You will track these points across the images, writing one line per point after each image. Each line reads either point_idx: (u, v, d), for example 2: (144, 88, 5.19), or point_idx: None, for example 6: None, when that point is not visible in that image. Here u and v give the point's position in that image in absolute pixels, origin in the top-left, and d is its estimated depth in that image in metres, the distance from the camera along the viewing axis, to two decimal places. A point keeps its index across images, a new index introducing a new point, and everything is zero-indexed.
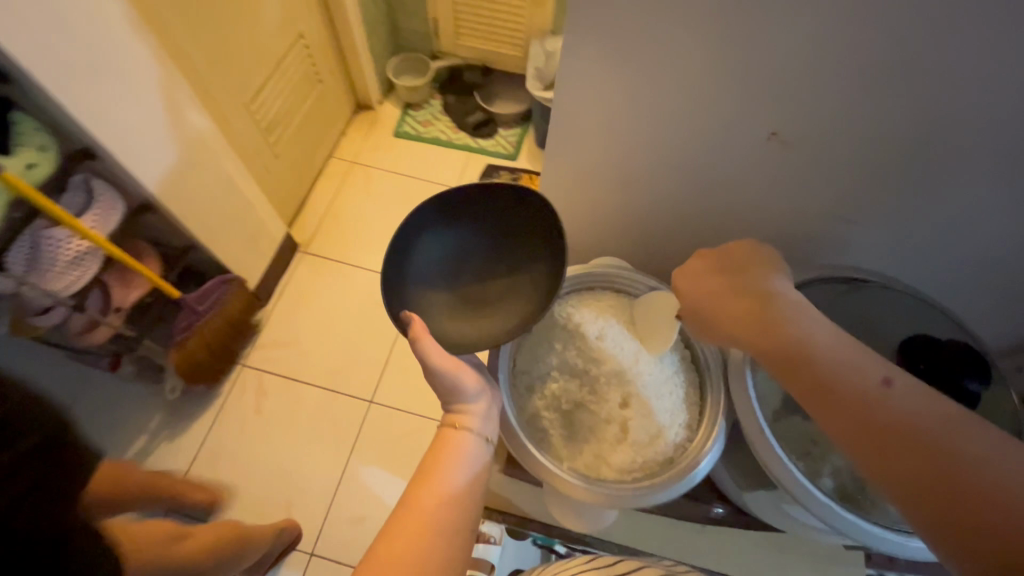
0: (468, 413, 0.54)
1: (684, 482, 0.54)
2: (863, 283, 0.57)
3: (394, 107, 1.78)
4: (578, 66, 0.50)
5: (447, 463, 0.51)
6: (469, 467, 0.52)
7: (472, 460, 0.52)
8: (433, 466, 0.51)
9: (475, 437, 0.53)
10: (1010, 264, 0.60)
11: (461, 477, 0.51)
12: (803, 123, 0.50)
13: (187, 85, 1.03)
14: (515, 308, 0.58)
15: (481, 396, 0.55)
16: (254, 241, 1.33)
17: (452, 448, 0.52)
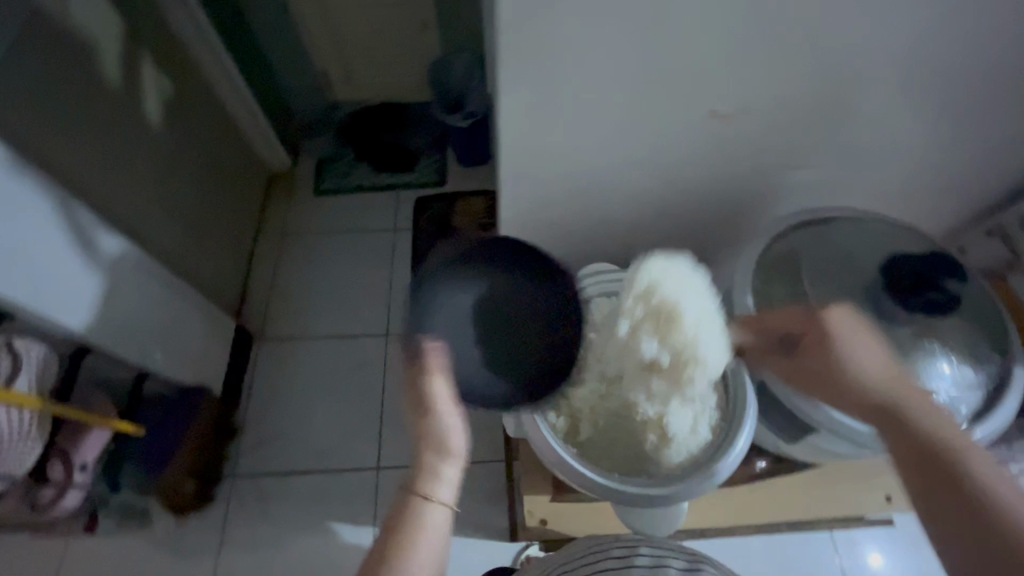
0: (440, 480, 0.60)
1: (716, 470, 0.64)
2: (807, 221, 0.68)
3: (308, 168, 1.72)
4: (525, 94, 0.56)
5: (416, 533, 0.58)
6: (431, 537, 0.58)
7: (437, 528, 0.59)
8: (404, 532, 0.58)
9: (442, 504, 0.60)
10: (912, 152, 0.68)
11: (425, 542, 0.58)
12: (732, 96, 0.58)
13: (89, 207, 0.95)
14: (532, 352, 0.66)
15: (456, 461, 0.62)
16: (206, 345, 1.25)
17: (420, 513, 0.59)
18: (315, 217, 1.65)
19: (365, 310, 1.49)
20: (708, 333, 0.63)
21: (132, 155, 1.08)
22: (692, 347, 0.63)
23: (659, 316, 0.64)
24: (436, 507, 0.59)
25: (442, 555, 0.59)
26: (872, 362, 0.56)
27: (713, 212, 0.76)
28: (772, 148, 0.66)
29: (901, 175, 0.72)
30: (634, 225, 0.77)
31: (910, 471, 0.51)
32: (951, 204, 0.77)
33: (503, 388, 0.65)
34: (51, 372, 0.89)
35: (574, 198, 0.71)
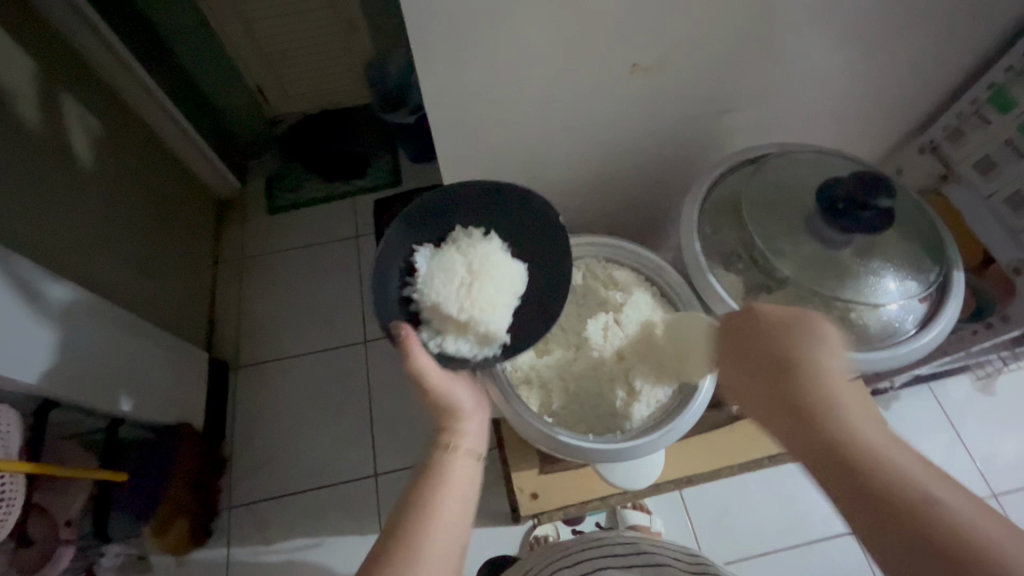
0: (463, 434, 0.61)
1: (685, 412, 0.66)
2: (745, 160, 0.70)
3: (259, 186, 1.68)
4: (447, 73, 0.55)
5: (445, 475, 0.57)
6: (462, 486, 0.57)
7: (464, 474, 0.58)
8: (432, 476, 0.57)
9: (465, 456, 0.60)
10: (838, 82, 0.70)
11: (452, 490, 0.56)
12: (654, 48, 0.59)
13: (28, 257, 0.91)
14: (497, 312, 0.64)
15: (473, 415, 0.63)
16: (178, 381, 1.22)
17: (448, 461, 0.59)
18: (273, 235, 1.61)
19: (339, 321, 1.47)
20: (494, 284, 0.63)
21: (67, 199, 1.04)
22: (490, 306, 0.63)
23: (454, 299, 0.62)
24: (461, 455, 0.59)
25: (473, 507, 0.57)
26: (826, 360, 0.53)
27: (658, 168, 0.77)
28: (702, 96, 0.67)
29: (831, 105, 0.73)
30: (584, 194, 0.78)
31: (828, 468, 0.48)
32: (882, 128, 0.80)
33: (469, 348, 0.63)
34: (14, 432, 0.85)
35: (518, 172, 0.71)
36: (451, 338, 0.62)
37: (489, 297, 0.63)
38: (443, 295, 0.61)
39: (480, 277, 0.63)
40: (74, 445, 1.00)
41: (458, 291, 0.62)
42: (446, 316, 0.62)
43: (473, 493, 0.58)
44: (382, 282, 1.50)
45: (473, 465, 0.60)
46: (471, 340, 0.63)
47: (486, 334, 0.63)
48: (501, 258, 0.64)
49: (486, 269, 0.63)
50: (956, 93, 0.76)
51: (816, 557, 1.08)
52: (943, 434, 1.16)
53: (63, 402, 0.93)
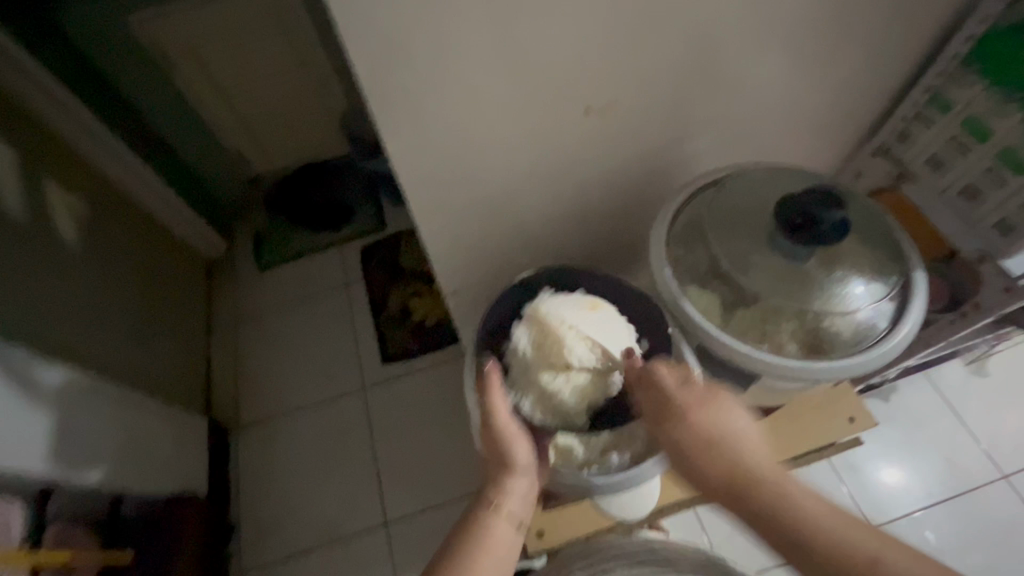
0: (508, 494, 0.62)
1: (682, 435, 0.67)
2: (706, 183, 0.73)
3: (246, 246, 1.70)
4: (410, 135, 0.58)
5: (486, 542, 0.59)
6: (504, 545, 0.59)
7: (506, 535, 0.60)
8: (474, 535, 0.59)
9: (511, 517, 0.61)
10: (784, 101, 0.73)
11: (495, 550, 0.58)
12: (605, 91, 0.62)
13: (21, 345, 0.92)
14: (584, 392, 0.63)
15: (525, 478, 0.63)
16: (180, 450, 1.21)
17: (488, 525, 0.60)
18: (262, 293, 1.62)
19: (336, 372, 1.47)
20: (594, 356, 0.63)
21: (57, 281, 1.06)
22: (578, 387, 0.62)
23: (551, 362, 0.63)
24: (504, 520, 0.60)
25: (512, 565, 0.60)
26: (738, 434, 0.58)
27: (627, 198, 0.80)
28: (660, 127, 0.70)
29: (782, 123, 0.77)
30: (561, 229, 0.80)
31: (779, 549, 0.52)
32: (835, 137, 0.83)
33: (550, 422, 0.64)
34: (16, 523, 0.84)
35: (493, 218, 0.74)
36: (529, 398, 0.64)
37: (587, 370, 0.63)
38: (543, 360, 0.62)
39: (588, 349, 0.62)
40: (78, 529, 0.99)
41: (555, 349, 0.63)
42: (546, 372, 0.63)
43: (514, 557, 0.60)
44: (375, 328, 1.51)
45: (517, 530, 0.61)
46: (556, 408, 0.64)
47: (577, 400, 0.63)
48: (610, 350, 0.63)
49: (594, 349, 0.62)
50: (899, 98, 0.79)
51: None
52: (945, 421, 1.17)
53: (64, 486, 0.93)
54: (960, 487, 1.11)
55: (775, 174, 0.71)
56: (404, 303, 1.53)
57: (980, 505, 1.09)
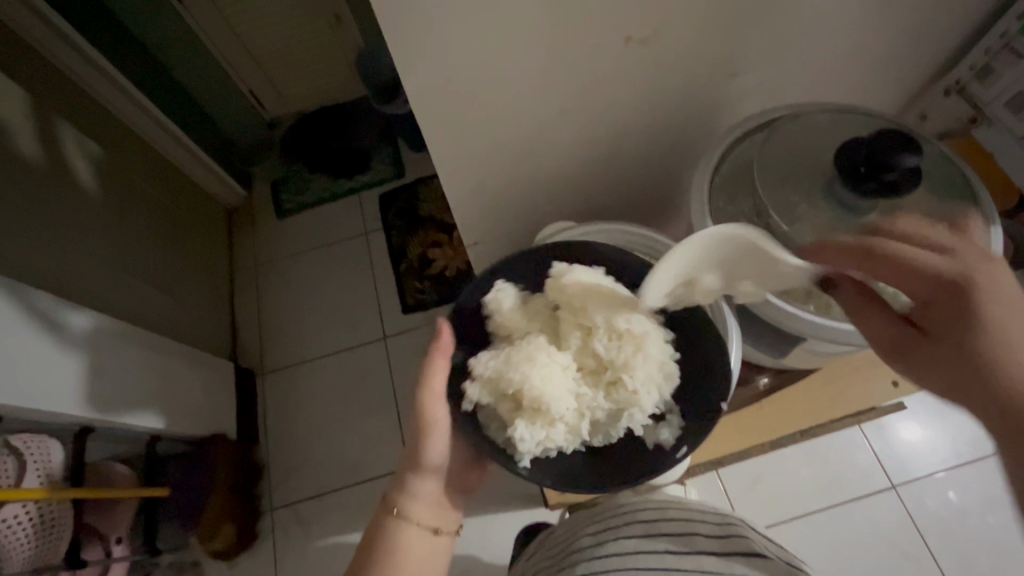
0: (414, 498, 0.68)
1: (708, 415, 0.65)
2: (753, 124, 0.68)
3: (263, 193, 1.67)
4: (431, 69, 0.53)
5: (396, 544, 0.66)
6: (416, 547, 0.67)
7: (416, 540, 0.67)
8: (385, 541, 0.66)
9: (419, 524, 0.67)
10: (849, 31, 0.65)
11: (407, 555, 0.66)
12: (650, 18, 0.55)
13: (47, 291, 0.93)
14: (536, 420, 0.58)
15: (431, 480, 0.68)
16: (209, 393, 1.24)
17: (399, 531, 0.67)
18: (280, 242, 1.60)
19: (357, 320, 1.47)
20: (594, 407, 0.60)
21: (79, 229, 1.06)
22: (536, 404, 0.58)
23: (603, 342, 0.59)
24: (414, 526, 0.67)
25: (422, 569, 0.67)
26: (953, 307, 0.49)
27: (664, 142, 0.74)
28: (708, 61, 0.63)
29: (841, 57, 0.69)
30: (592, 176, 0.75)
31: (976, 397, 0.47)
32: (897, 73, 0.75)
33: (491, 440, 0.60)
34: (55, 460, 0.88)
35: (520, 165, 0.69)
36: (488, 365, 0.60)
37: (565, 407, 0.58)
38: (522, 351, 0.59)
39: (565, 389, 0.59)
40: (115, 465, 1.03)
41: (616, 343, 0.59)
42: (577, 332, 0.61)
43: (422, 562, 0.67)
44: (396, 277, 1.50)
45: (428, 532, 0.68)
46: (495, 388, 0.59)
47: (530, 403, 0.58)
48: (568, 404, 0.58)
49: (554, 393, 0.57)
50: (981, 27, 0.70)
51: (856, 514, 1.06)
52: None
53: (98, 426, 0.96)
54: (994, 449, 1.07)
55: (831, 116, 0.67)
56: (424, 253, 1.50)
57: None
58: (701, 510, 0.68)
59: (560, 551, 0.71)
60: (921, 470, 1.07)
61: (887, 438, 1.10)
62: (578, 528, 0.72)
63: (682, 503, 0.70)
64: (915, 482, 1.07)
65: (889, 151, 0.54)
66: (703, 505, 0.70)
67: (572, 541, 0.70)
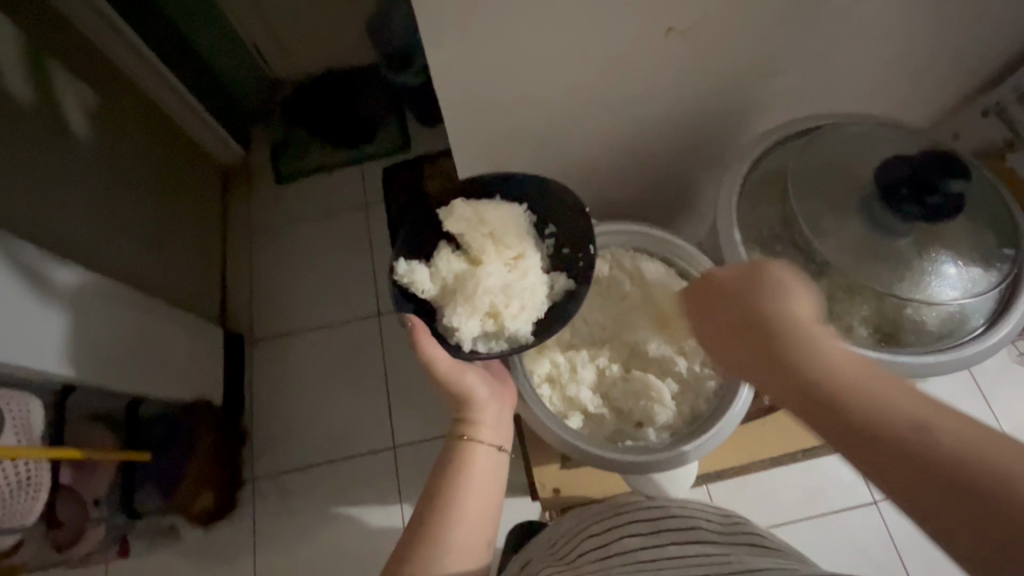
0: (480, 425, 0.62)
1: (726, 421, 0.64)
2: (799, 128, 0.66)
3: (263, 155, 1.62)
4: (460, 43, 0.50)
5: (469, 468, 0.59)
6: (487, 475, 0.59)
7: (489, 464, 0.60)
8: (452, 470, 0.59)
9: (488, 445, 0.61)
10: (896, 39, 0.63)
11: (478, 483, 0.58)
12: (694, 8, 0.52)
13: (32, 242, 0.90)
14: (514, 303, 0.60)
15: (489, 407, 0.63)
16: (197, 358, 1.22)
17: (470, 456, 0.60)
18: (276, 208, 1.56)
19: (351, 295, 1.44)
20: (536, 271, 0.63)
21: (69, 178, 1.01)
22: (505, 297, 0.60)
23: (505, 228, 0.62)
24: (481, 447, 0.61)
25: (497, 494, 0.59)
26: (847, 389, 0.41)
27: (689, 140, 0.71)
28: (749, 55, 0.59)
29: (883, 66, 0.66)
30: (612, 168, 0.73)
31: (900, 485, 0.34)
32: (937, 87, 0.73)
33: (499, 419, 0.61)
34: (35, 417, 0.86)
35: (540, 152, 0.66)
36: (460, 321, 0.59)
37: (519, 279, 0.61)
38: (466, 287, 0.59)
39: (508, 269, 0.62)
40: (99, 427, 1.01)
41: (514, 227, 0.62)
42: (478, 238, 0.61)
43: (500, 482, 0.60)
44: None
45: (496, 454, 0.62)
46: (476, 314, 0.59)
47: (500, 298, 0.60)
48: (516, 275, 0.61)
49: (509, 282, 0.61)
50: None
51: (838, 528, 1.07)
52: (977, 406, 1.11)
53: (80, 384, 0.93)
54: None
55: (877, 127, 0.64)
56: None
57: None
58: (704, 509, 0.69)
59: (556, 542, 0.70)
60: None
61: None
62: (576, 520, 0.71)
63: (681, 501, 0.70)
64: None
65: (935, 175, 0.54)
66: (697, 504, 0.71)
67: (569, 533, 0.69)
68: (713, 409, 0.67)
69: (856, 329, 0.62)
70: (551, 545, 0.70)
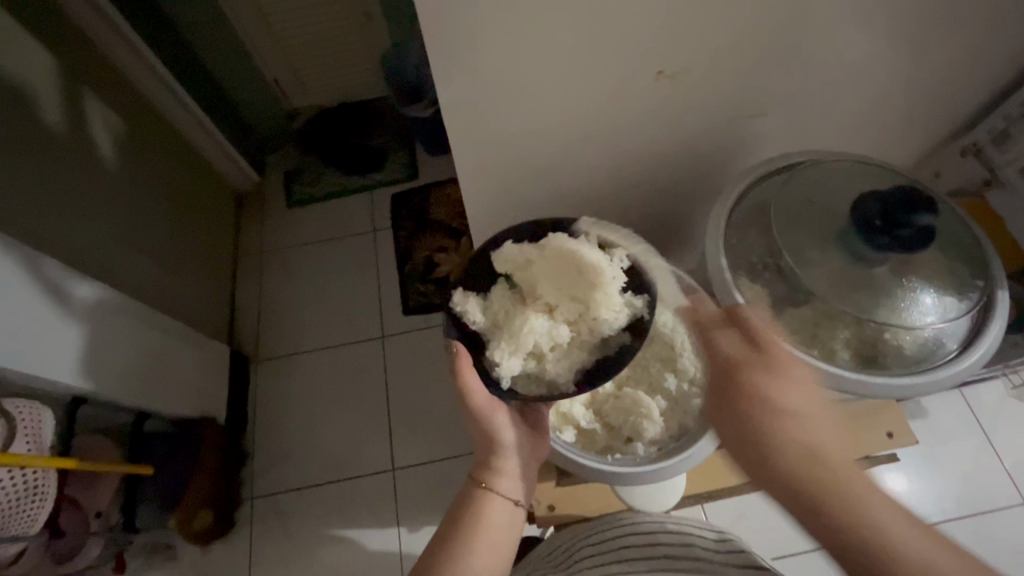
0: (501, 474, 0.63)
1: (712, 435, 0.66)
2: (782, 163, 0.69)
3: (276, 181, 1.68)
4: (467, 83, 0.54)
5: (484, 519, 0.60)
6: (500, 527, 0.60)
7: (503, 516, 0.61)
8: (469, 516, 0.60)
9: (504, 496, 0.62)
10: (873, 85, 0.67)
11: (491, 530, 0.59)
12: (683, 55, 0.57)
13: (56, 258, 0.94)
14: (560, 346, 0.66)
15: (512, 458, 0.63)
16: (203, 375, 1.24)
17: (487, 503, 0.61)
18: (287, 231, 1.61)
19: (356, 317, 1.47)
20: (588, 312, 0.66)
21: (93, 199, 1.06)
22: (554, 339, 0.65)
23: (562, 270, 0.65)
24: (498, 499, 0.61)
25: (508, 548, 0.60)
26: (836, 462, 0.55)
27: (682, 174, 0.75)
28: (735, 96, 0.64)
29: (863, 109, 0.71)
30: (609, 199, 0.77)
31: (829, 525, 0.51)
32: (917, 129, 0.77)
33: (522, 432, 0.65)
34: (46, 428, 0.88)
35: (540, 183, 0.71)
36: (506, 357, 0.63)
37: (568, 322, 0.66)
38: (518, 326, 0.64)
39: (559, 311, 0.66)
40: (104, 440, 1.02)
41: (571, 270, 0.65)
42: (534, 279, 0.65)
43: (513, 536, 0.61)
44: (399, 279, 1.50)
45: (512, 507, 0.62)
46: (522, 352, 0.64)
47: (548, 337, 0.65)
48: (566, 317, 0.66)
49: (559, 325, 0.65)
50: (997, 95, 0.74)
51: (836, 561, 1.06)
52: (975, 439, 1.12)
53: (91, 397, 0.95)
54: (979, 508, 1.07)
55: (853, 164, 0.68)
56: (430, 256, 1.51)
57: (995, 529, 1.05)
58: (700, 527, 0.70)
59: (551, 552, 0.71)
60: None
61: None
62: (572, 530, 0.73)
63: (677, 519, 0.71)
64: None
65: (902, 211, 0.57)
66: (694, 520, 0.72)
67: (564, 545, 0.71)
68: (700, 424, 0.69)
69: (839, 355, 0.65)
70: (547, 554, 0.72)
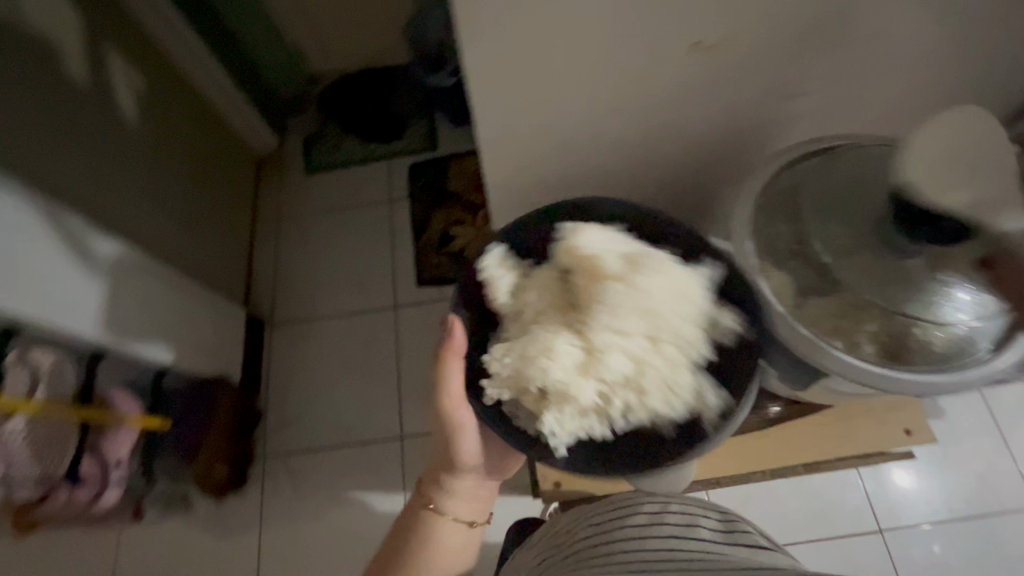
0: (453, 499, 0.73)
1: None
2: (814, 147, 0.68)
3: (296, 146, 1.67)
4: (492, 48, 0.52)
5: (433, 542, 0.72)
6: (447, 543, 0.73)
7: (451, 538, 0.73)
8: (420, 537, 0.72)
9: (453, 519, 0.73)
10: (920, 65, 0.63)
11: (440, 547, 0.72)
12: (721, 25, 0.54)
13: (78, 213, 0.95)
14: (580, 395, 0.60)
15: (469, 486, 0.73)
16: (220, 336, 1.26)
17: (435, 524, 0.72)
18: (305, 197, 1.60)
19: (370, 286, 1.48)
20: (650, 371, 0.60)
21: (115, 156, 1.07)
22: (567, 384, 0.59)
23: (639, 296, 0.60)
24: (449, 521, 0.72)
25: (456, 561, 0.73)
26: None
27: (710, 153, 0.72)
28: (773, 72, 0.61)
29: (908, 91, 0.67)
30: (632, 177, 0.74)
31: None
32: None
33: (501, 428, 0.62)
34: (67, 378, 0.92)
35: (563, 157, 0.69)
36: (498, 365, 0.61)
37: (608, 375, 0.60)
38: (536, 351, 0.60)
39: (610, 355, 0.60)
40: (126, 394, 1.03)
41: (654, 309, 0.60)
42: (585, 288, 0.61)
43: (458, 552, 0.73)
44: (414, 249, 1.50)
45: (462, 528, 0.74)
46: (516, 380, 0.61)
47: (561, 387, 0.59)
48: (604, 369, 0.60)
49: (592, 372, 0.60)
50: None
51: (838, 552, 1.06)
52: (991, 440, 1.09)
53: (110, 352, 0.98)
54: (989, 510, 1.05)
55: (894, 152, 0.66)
56: (446, 228, 1.50)
57: (1003, 533, 1.04)
58: (705, 506, 0.70)
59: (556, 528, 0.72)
60: (912, 518, 1.06)
61: (883, 482, 1.09)
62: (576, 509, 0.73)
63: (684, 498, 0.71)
64: (903, 530, 1.06)
65: (929, 211, 0.55)
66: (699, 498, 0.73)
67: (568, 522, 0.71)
68: None
69: (862, 348, 0.63)
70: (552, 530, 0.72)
